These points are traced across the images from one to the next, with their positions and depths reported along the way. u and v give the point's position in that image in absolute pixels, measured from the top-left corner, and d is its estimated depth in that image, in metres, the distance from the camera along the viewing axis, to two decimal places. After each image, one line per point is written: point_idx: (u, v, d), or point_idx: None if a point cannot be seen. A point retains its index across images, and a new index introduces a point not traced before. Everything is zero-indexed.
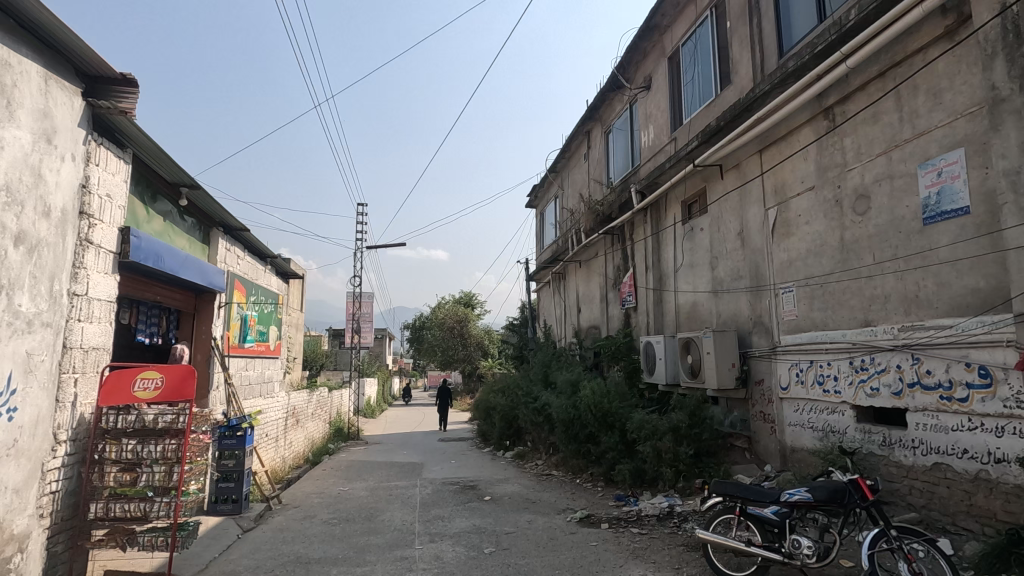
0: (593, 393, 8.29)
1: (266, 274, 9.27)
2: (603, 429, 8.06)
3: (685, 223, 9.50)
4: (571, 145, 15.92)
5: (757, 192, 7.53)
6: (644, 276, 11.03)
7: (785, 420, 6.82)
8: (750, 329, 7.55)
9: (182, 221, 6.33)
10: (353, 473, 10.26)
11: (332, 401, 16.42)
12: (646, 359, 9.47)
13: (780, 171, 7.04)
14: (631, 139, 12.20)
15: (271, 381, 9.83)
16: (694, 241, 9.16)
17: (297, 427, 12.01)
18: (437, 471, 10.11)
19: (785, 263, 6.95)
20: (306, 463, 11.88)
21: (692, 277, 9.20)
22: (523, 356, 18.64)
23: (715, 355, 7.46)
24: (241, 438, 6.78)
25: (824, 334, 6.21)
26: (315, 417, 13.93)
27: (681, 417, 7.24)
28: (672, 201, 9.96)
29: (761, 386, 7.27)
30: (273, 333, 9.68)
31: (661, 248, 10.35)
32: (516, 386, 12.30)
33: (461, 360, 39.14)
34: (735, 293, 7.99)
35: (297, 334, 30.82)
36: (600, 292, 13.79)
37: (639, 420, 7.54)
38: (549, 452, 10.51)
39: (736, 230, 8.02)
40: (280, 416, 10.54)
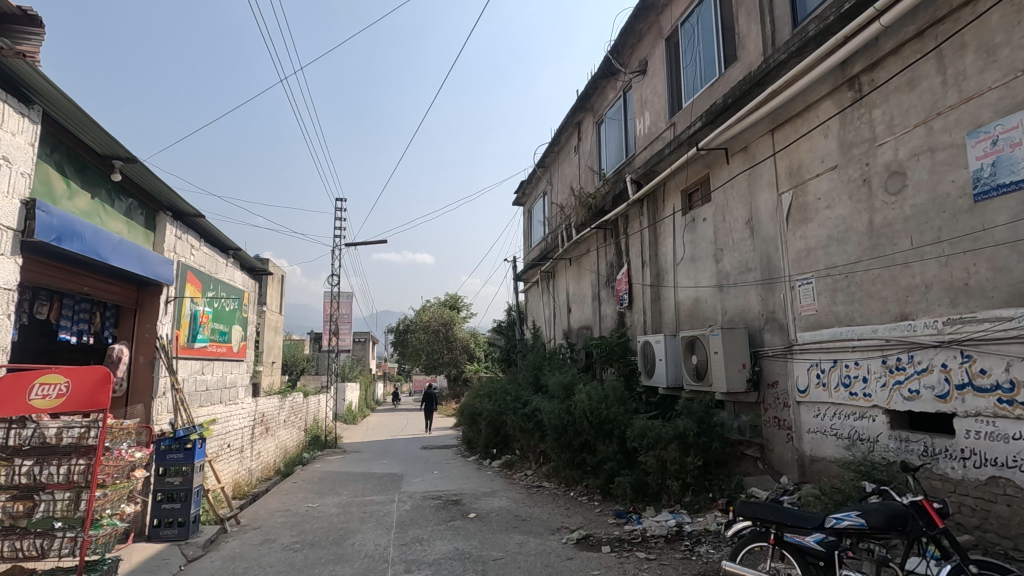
0: (588, 396, 7.53)
1: (228, 269, 8.40)
2: (600, 436, 7.31)
3: (686, 214, 8.84)
4: (560, 137, 15.23)
5: (768, 176, 6.87)
6: (640, 272, 10.34)
7: (804, 426, 6.15)
8: (762, 326, 6.87)
9: (119, 202, 5.50)
10: (326, 486, 9.40)
11: (307, 407, 15.47)
12: (644, 361, 8.77)
13: (796, 152, 6.38)
14: (625, 127, 11.53)
15: (235, 386, 8.96)
16: (696, 232, 8.49)
17: (266, 436, 11.06)
18: (417, 484, 9.29)
19: (801, 253, 6.29)
20: (277, 475, 11.00)
21: (694, 271, 8.52)
22: (510, 359, 17.87)
23: (723, 354, 6.76)
24: (188, 452, 5.94)
25: (851, 330, 5.54)
26: (289, 425, 13.03)
27: (688, 423, 6.49)
28: (671, 190, 9.29)
29: (774, 389, 6.59)
30: (237, 333, 8.80)
31: (659, 242, 9.68)
32: (504, 390, 11.54)
33: (447, 364, 38.24)
34: (744, 287, 7.32)
35: (275, 338, 29.69)
36: (592, 291, 13.09)
37: (641, 426, 6.81)
38: (539, 462, 9.75)
39: (744, 219, 7.36)
40: (245, 425, 9.61)
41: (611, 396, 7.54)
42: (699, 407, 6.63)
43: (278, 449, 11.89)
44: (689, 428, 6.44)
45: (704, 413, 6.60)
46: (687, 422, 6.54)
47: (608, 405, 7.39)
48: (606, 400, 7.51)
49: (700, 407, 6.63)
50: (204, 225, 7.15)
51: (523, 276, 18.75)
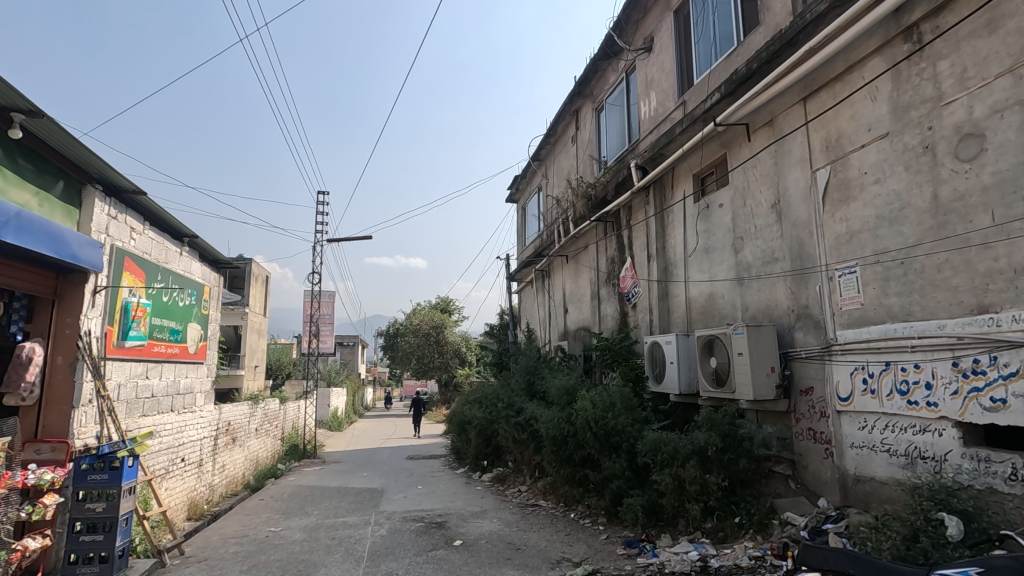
0: (592, 404, 6.54)
1: (182, 259, 7.42)
2: (607, 450, 6.34)
3: (698, 201, 7.96)
4: (556, 127, 14.37)
5: (799, 151, 5.99)
6: (645, 268, 9.45)
7: (846, 440, 5.25)
8: (792, 324, 5.98)
9: (26, 166, 4.56)
10: (295, 504, 8.38)
11: (285, 414, 14.41)
12: (652, 364, 7.88)
13: (834, 121, 5.51)
14: (628, 111, 10.66)
15: (193, 392, 7.96)
16: (711, 220, 7.61)
17: (233, 447, 10.02)
18: (397, 502, 8.29)
19: (842, 238, 5.40)
20: (245, 490, 10.00)
21: (708, 264, 7.65)
22: (503, 363, 16.90)
23: (749, 356, 5.86)
24: (115, 472, 4.90)
25: (909, 327, 4.64)
26: (262, 434, 12.00)
27: (713, 436, 5.50)
28: (681, 176, 8.42)
29: (809, 397, 5.69)
30: (194, 331, 7.83)
31: (668, 233, 8.79)
32: (495, 396, 10.58)
33: (437, 368, 37.14)
34: (769, 279, 6.43)
35: (258, 340, 28.59)
36: (591, 289, 12.17)
37: (655, 439, 5.83)
38: (534, 476, 8.80)
39: (769, 203, 6.49)
40: (205, 436, 8.56)
41: (619, 403, 6.56)
42: (724, 417, 5.65)
43: (248, 461, 10.88)
44: (714, 442, 5.46)
45: (731, 424, 5.63)
46: (711, 435, 5.56)
47: (617, 413, 6.40)
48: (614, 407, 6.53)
49: (726, 417, 5.65)
50: (149, 205, 6.18)
51: (517, 275, 17.81)
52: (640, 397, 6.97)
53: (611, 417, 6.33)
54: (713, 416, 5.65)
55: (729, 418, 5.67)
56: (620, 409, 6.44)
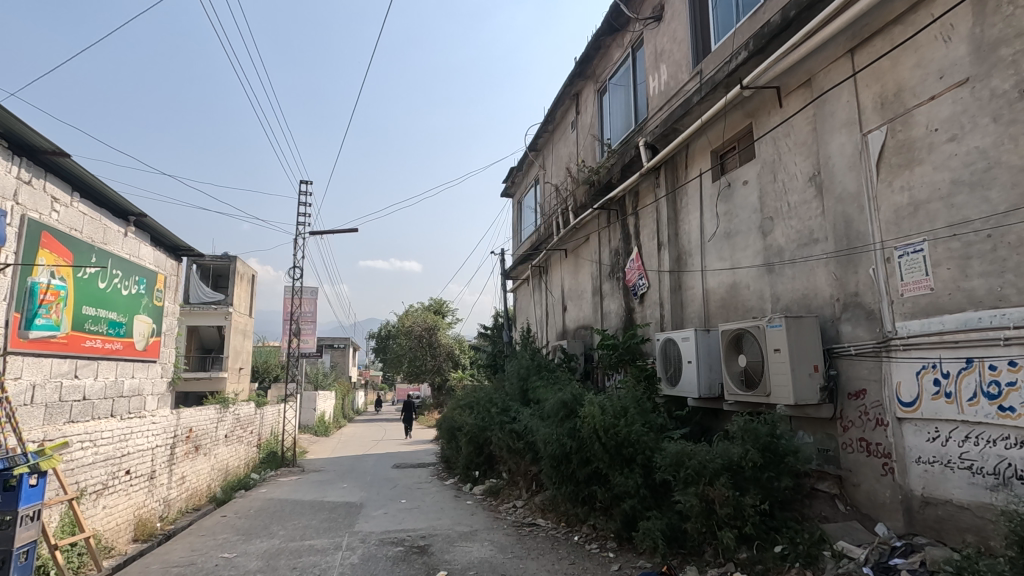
0: (602, 410, 5.60)
1: (127, 241, 6.47)
2: (619, 465, 5.38)
3: (717, 180, 7.08)
4: (555, 113, 13.48)
5: (844, 112, 5.10)
6: (655, 258, 8.54)
7: (911, 454, 4.33)
8: (837, 315, 5.08)
9: None
10: (259, 522, 7.38)
11: (261, 419, 13.37)
12: (665, 364, 6.98)
13: (892, 72, 4.63)
14: (634, 88, 9.77)
15: (142, 395, 6.99)
16: (733, 200, 6.73)
17: (196, 456, 9.00)
18: (375, 520, 7.30)
19: (903, 210, 4.50)
20: (209, 505, 8.99)
21: (730, 249, 6.76)
22: (497, 365, 15.96)
23: (788, 352, 4.94)
24: (9, 494, 3.92)
25: (1001, 315, 3.76)
26: (233, 441, 10.98)
27: (752, 451, 4.56)
28: (697, 154, 7.54)
29: (861, 402, 4.77)
30: (142, 325, 6.85)
31: (681, 218, 7.90)
32: (488, 399, 9.63)
33: (429, 372, 36.03)
34: (806, 264, 5.54)
35: (242, 342, 27.49)
36: (592, 284, 11.26)
37: (678, 453, 4.89)
38: (530, 491, 7.85)
39: (805, 175, 5.60)
40: (159, 444, 7.55)
41: (634, 409, 5.62)
42: (764, 428, 4.72)
43: (215, 471, 9.88)
44: (754, 458, 4.53)
45: (773, 437, 4.70)
46: (749, 449, 4.62)
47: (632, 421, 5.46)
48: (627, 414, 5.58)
49: (767, 428, 4.72)
50: (75, 171, 5.22)
51: (512, 272, 16.85)
52: (657, 402, 6.06)
53: (625, 425, 5.38)
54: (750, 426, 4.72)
55: (771, 428, 4.74)
56: (635, 416, 5.50)
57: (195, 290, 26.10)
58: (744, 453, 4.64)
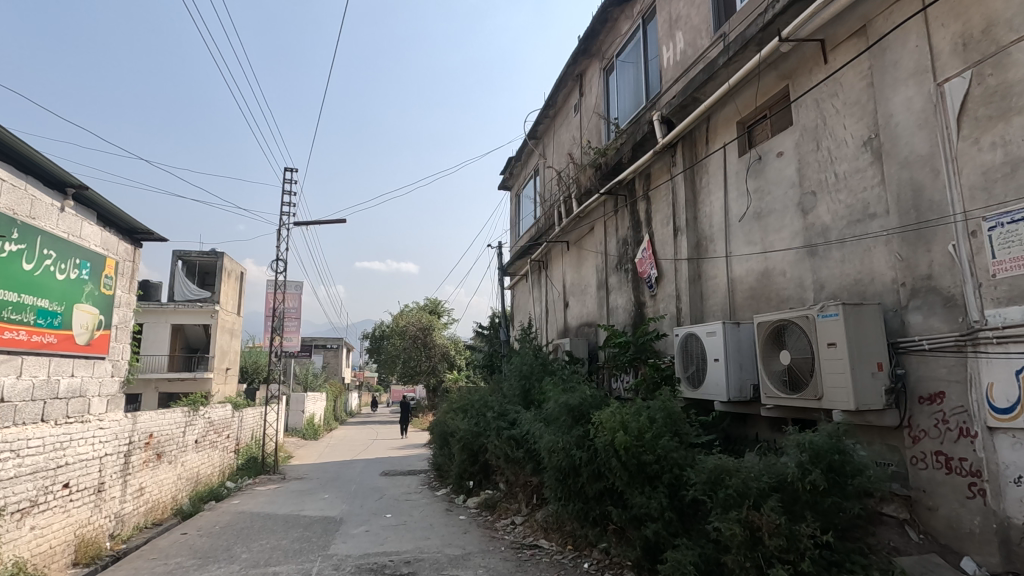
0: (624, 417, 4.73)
1: (63, 217, 5.63)
2: (643, 483, 4.54)
3: (746, 154, 6.24)
4: (557, 96, 12.65)
5: (912, 60, 4.26)
6: (671, 246, 7.69)
7: (1007, 473, 3.48)
8: (904, 303, 4.23)
9: None
10: (221, 543, 6.48)
11: (240, 423, 12.46)
12: (686, 362, 6.15)
13: (979, 4, 3.80)
14: (645, 62, 8.93)
15: (86, 397, 6.08)
16: (766, 175, 5.88)
17: (159, 465, 8.10)
18: (354, 541, 6.41)
19: (996, 170, 3.67)
20: (173, 519, 8.10)
21: (762, 231, 5.92)
22: (493, 365, 15.13)
23: (846, 347, 4.08)
24: None
25: None
26: (205, 447, 10.04)
27: (814, 472, 3.67)
28: (721, 126, 6.70)
29: (939, 408, 3.91)
30: (84, 316, 5.97)
31: (701, 200, 7.06)
32: (484, 403, 8.75)
33: (424, 373, 35.16)
34: (860, 244, 4.69)
35: (230, 341, 26.54)
36: (596, 278, 10.43)
37: (719, 469, 4.04)
38: (531, 506, 6.98)
39: (857, 140, 4.76)
40: (110, 453, 6.66)
41: (660, 416, 4.75)
42: (828, 442, 3.83)
43: (183, 480, 8.97)
44: (817, 480, 3.63)
45: (838, 453, 3.80)
46: (809, 468, 3.73)
47: (660, 430, 4.59)
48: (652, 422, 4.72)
49: (831, 443, 3.82)
50: None
51: (510, 268, 15.97)
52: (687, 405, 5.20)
53: (651, 435, 4.52)
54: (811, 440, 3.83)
55: (836, 442, 3.85)
56: (663, 425, 4.63)
57: (180, 288, 25.31)
58: (803, 473, 3.76)
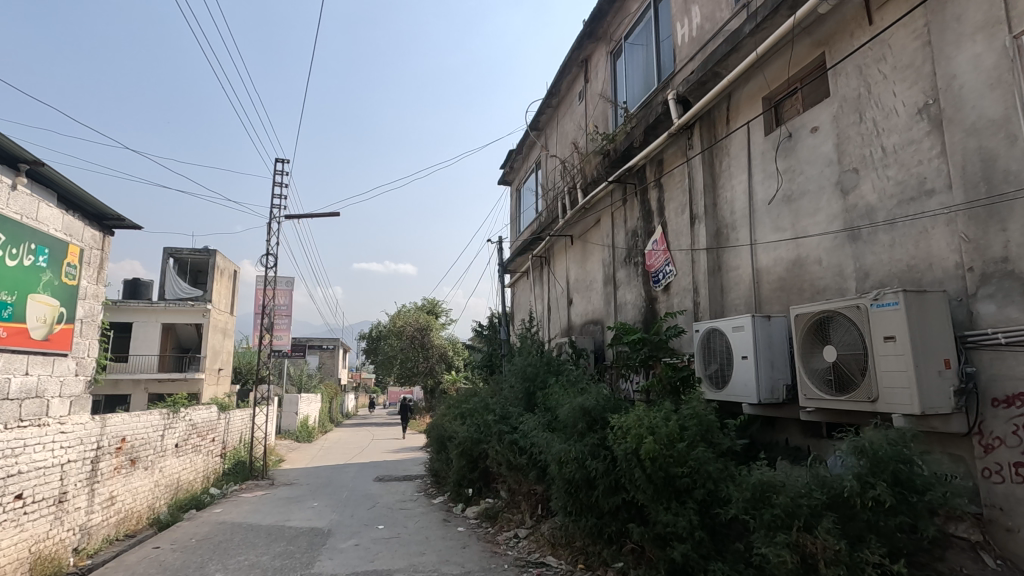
0: (649, 428, 4.18)
1: (15, 198, 5.09)
2: (673, 499, 4.02)
3: (774, 132, 5.69)
4: (560, 85, 12.09)
5: (980, 11, 3.70)
6: (687, 236, 7.13)
7: None
8: (972, 291, 3.67)
9: None
10: (195, 559, 5.88)
11: (227, 426, 11.85)
12: (708, 359, 5.61)
13: None
14: (656, 41, 8.35)
15: (43, 398, 5.56)
16: (798, 153, 5.32)
17: (134, 471, 7.50)
18: (341, 557, 5.82)
19: None
20: (148, 530, 7.50)
21: (793, 215, 5.36)
22: (493, 365, 14.57)
23: (907, 342, 3.50)
24: None
25: None
26: (187, 451, 9.43)
27: (878, 486, 3.07)
28: (744, 103, 6.15)
29: (1019, 412, 3.34)
30: (41, 308, 5.42)
31: (722, 185, 6.50)
32: (484, 406, 8.15)
33: (421, 374, 34.57)
34: (914, 225, 4.13)
35: (223, 341, 25.92)
36: (603, 273, 9.87)
37: (762, 484, 3.44)
38: (535, 517, 6.41)
39: (910, 108, 4.20)
40: (74, 460, 6.07)
41: (691, 425, 4.19)
42: (892, 450, 3.20)
43: (161, 488, 8.37)
44: (882, 496, 3.04)
45: (904, 463, 3.16)
46: (871, 482, 3.14)
47: (691, 442, 4.05)
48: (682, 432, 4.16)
49: (896, 450, 3.19)
50: None
51: (510, 265, 15.38)
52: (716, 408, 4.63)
53: (682, 446, 3.98)
54: (872, 446, 3.21)
55: (901, 448, 3.21)
56: (695, 436, 4.08)
57: (171, 286, 24.75)
58: (863, 488, 3.16)
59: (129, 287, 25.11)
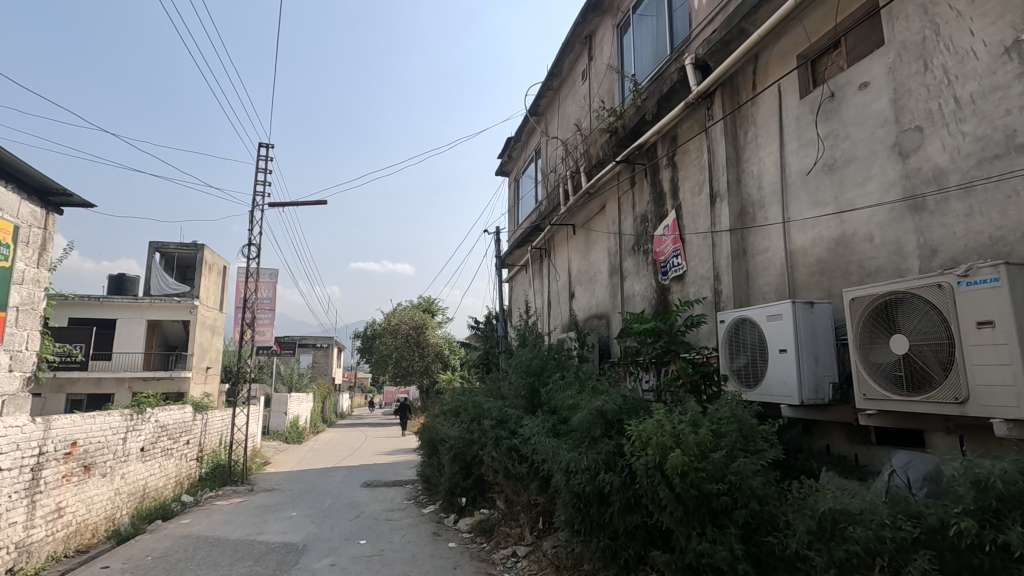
0: (679, 435, 3.45)
1: None
2: (709, 521, 3.33)
3: (813, 93, 4.96)
4: (562, 65, 11.36)
5: None
6: (705, 218, 6.40)
7: None
8: None
9: None
10: None
11: (204, 427, 11.07)
12: (737, 351, 4.88)
13: None
14: (667, 7, 7.61)
15: None
16: (842, 114, 4.60)
17: (88, 478, 6.73)
18: None
19: None
20: (104, 544, 6.73)
21: (837, 187, 4.63)
22: (490, 364, 13.84)
23: (1009, 327, 2.79)
24: None
25: None
26: (155, 455, 8.66)
27: (1011, 530, 2.31)
28: (776, 63, 5.42)
29: None
30: None
31: (748, 158, 5.77)
32: (479, 407, 7.39)
33: (416, 373, 33.82)
34: (1002, 188, 3.39)
35: (211, 339, 25.12)
36: (608, 264, 9.14)
37: (834, 514, 2.77)
38: (536, 532, 5.65)
39: (993, 48, 3.48)
40: (9, 467, 5.32)
41: (730, 433, 3.47)
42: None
43: (123, 496, 7.60)
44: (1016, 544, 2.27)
45: None
46: (1000, 524, 2.37)
47: (731, 452, 3.34)
48: (719, 441, 3.45)
49: None
50: None
51: (508, 259, 14.65)
52: (755, 409, 3.91)
53: (720, 458, 3.25)
54: (1007, 478, 2.41)
55: None
56: (735, 445, 3.37)
57: (157, 280, 24.05)
58: (986, 531, 2.40)
59: (113, 282, 24.31)
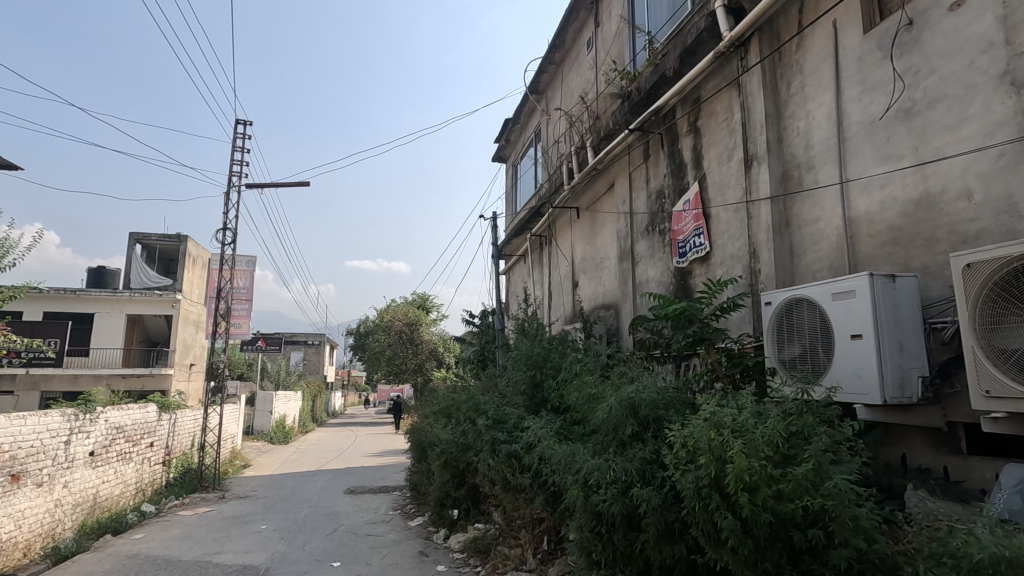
0: (738, 438, 2.54)
1: None
2: (788, 564, 2.43)
3: (882, 23, 4.06)
4: (566, 34, 10.41)
5: None
6: (736, 187, 5.51)
7: None
8: None
9: None
10: None
11: (172, 429, 10.10)
12: (787, 338, 3.98)
13: None
14: None
15: None
16: (925, 45, 3.70)
17: (15, 489, 5.78)
18: None
19: None
20: (36, 565, 5.78)
21: (918, 135, 3.74)
22: (486, 360, 12.94)
23: None
24: None
25: None
26: (109, 460, 7.71)
27: None
28: None
29: None
30: None
31: (792, 112, 4.87)
32: (474, 405, 6.48)
33: (410, 372, 32.82)
34: None
35: (194, 335, 24.07)
36: (617, 248, 8.24)
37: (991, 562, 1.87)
38: (541, 555, 4.73)
39: None
40: None
41: (810, 437, 2.56)
42: None
43: (66, 508, 6.65)
44: None
45: None
46: None
47: (816, 464, 2.42)
48: (795, 449, 2.54)
49: None
50: None
51: (505, 248, 13.71)
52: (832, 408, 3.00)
53: (806, 475, 2.34)
54: None
55: None
56: (822, 453, 2.45)
57: (138, 274, 22.95)
58: None
59: (92, 275, 23.26)
